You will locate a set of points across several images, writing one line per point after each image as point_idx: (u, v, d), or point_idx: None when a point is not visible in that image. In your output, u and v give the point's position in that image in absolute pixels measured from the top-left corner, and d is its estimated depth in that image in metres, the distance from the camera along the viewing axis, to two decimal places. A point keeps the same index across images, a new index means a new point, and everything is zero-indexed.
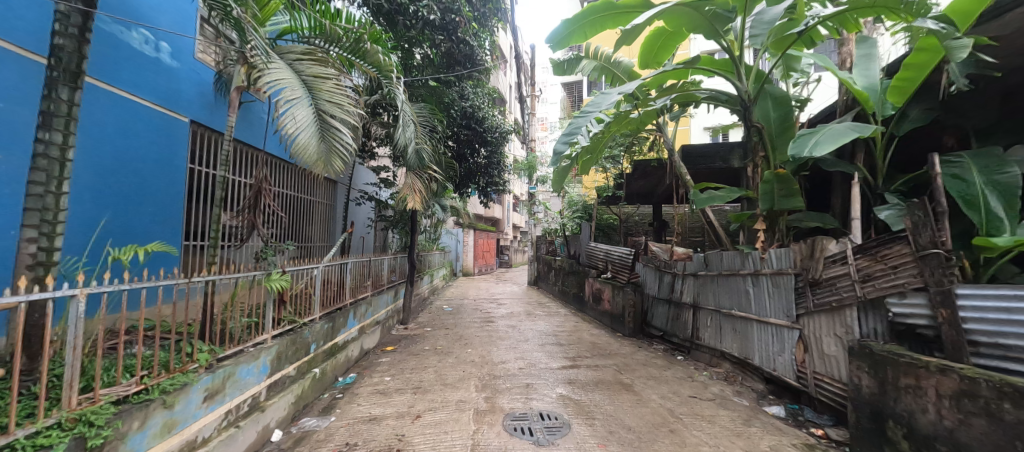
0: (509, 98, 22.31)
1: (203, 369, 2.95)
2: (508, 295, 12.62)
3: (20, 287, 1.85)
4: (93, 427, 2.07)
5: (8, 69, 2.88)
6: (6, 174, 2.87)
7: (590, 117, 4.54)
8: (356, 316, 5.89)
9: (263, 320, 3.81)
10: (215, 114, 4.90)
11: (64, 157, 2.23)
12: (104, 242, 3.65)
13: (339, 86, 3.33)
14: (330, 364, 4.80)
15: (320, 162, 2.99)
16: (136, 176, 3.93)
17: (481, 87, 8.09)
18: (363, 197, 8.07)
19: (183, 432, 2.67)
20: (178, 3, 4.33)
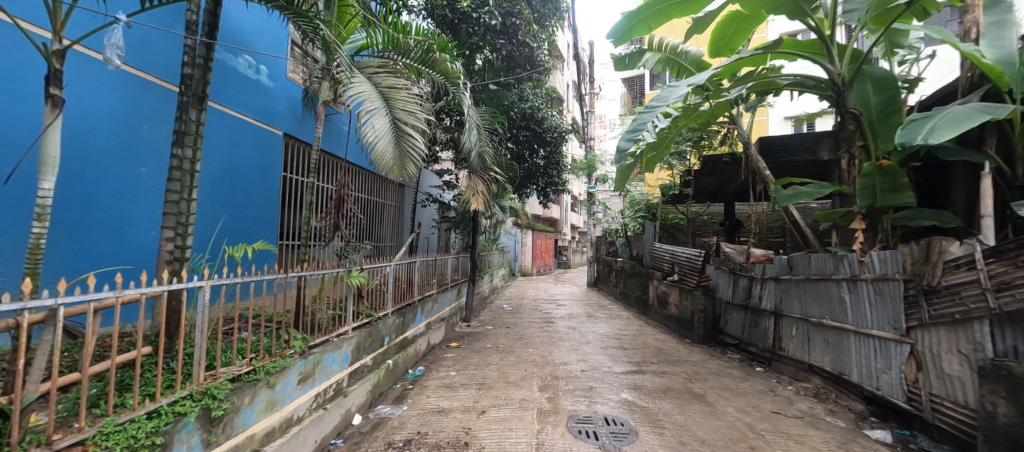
0: (568, 96, 22.11)
1: (297, 355, 3.31)
2: (567, 296, 12.53)
3: (163, 278, 2.22)
4: (216, 400, 2.42)
5: (150, 97, 3.44)
6: (148, 184, 3.42)
7: (657, 112, 4.33)
8: (423, 312, 6.21)
9: (344, 313, 4.15)
10: (303, 127, 5.44)
11: (193, 169, 2.62)
12: (221, 241, 4.22)
13: (411, 95, 3.54)
14: (400, 357, 5.11)
15: (395, 167, 3.22)
16: (244, 184, 4.48)
17: (541, 88, 8.11)
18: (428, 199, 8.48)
19: (282, 410, 3.02)
20: (274, 30, 4.90)
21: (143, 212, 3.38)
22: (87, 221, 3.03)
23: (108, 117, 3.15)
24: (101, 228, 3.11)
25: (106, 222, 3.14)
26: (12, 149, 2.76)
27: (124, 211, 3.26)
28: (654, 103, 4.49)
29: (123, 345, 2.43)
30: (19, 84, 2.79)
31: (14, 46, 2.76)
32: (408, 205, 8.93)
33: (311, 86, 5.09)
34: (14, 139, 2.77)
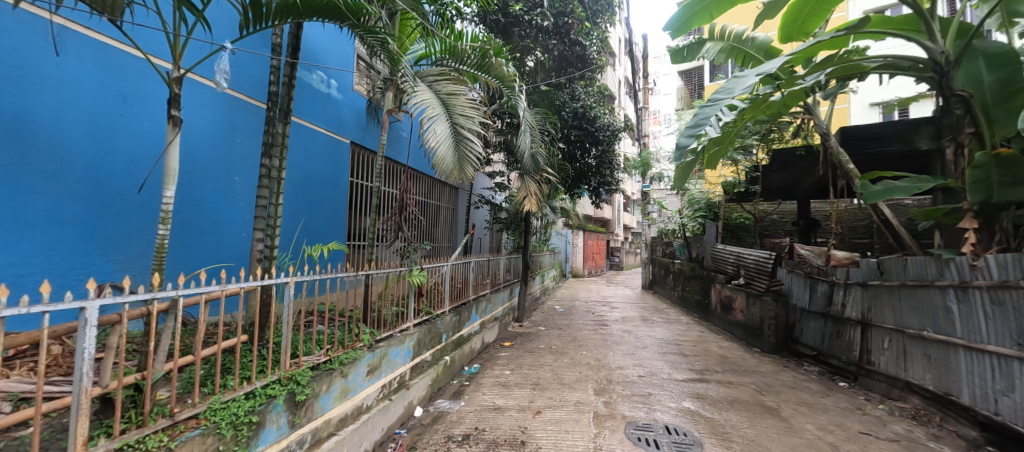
0: (620, 93, 21.45)
1: (366, 348, 3.55)
2: (621, 298, 12.22)
3: (257, 275, 2.50)
4: (299, 386, 2.69)
5: (243, 113, 3.87)
6: (241, 191, 3.85)
7: (722, 105, 4.10)
8: (478, 311, 6.37)
9: (406, 310, 4.37)
10: (367, 134, 5.81)
11: (279, 177, 2.90)
12: (301, 242, 4.64)
13: (469, 101, 3.66)
14: (457, 354, 5.28)
15: (456, 171, 3.35)
16: (318, 189, 4.88)
17: (593, 87, 7.95)
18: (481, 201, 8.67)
19: (354, 398, 3.26)
20: (342, 46, 5.29)
21: (237, 216, 3.81)
22: (196, 223, 3.46)
23: (211, 133, 3.58)
24: (206, 230, 3.54)
25: (210, 225, 3.57)
26: (139, 163, 3.22)
27: (223, 214, 3.68)
28: (718, 96, 4.29)
29: (226, 333, 2.76)
30: (147, 107, 3.27)
31: (139, 74, 3.22)
32: (462, 207, 9.17)
33: (373, 97, 5.31)
34: (141, 154, 3.23)
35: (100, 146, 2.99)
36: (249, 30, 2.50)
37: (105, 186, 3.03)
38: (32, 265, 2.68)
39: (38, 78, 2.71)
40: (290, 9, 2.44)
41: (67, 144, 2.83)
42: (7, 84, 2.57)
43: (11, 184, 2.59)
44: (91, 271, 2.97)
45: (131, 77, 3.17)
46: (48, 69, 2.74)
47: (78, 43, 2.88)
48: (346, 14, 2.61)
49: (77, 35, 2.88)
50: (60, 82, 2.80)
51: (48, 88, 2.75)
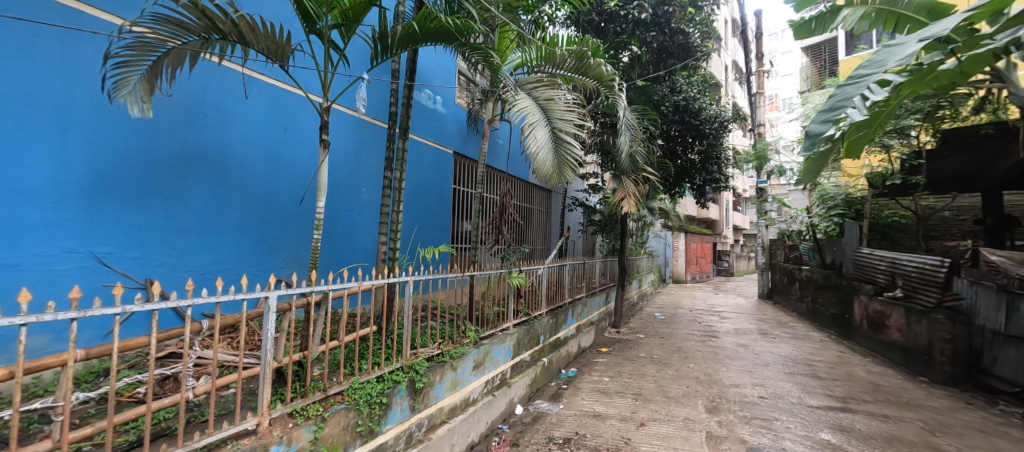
0: (727, 80, 19.48)
1: (472, 344, 3.79)
2: (731, 308, 11.13)
3: (383, 273, 2.85)
4: (418, 374, 2.99)
5: (370, 132, 4.44)
6: (368, 201, 4.41)
7: (870, 81, 3.38)
8: (574, 315, 6.36)
9: (507, 310, 4.54)
10: (467, 144, 6.20)
11: (398, 187, 3.26)
12: (415, 244, 5.15)
13: (568, 105, 3.70)
14: (554, 357, 5.33)
15: (555, 175, 3.39)
16: (427, 196, 5.37)
17: (697, 76, 7.39)
18: (574, 203, 8.61)
19: (462, 391, 3.51)
20: (446, 64, 5.72)
21: (365, 223, 4.37)
22: (336, 229, 4.06)
23: (346, 151, 4.18)
24: (344, 235, 4.15)
25: (346, 230, 4.16)
26: (295, 180, 3.91)
27: (355, 221, 4.26)
28: (865, 71, 3.65)
29: (359, 324, 3.20)
30: (299, 133, 3.95)
31: (295, 107, 3.91)
32: (556, 210, 9.23)
33: (472, 109, 5.64)
34: (297, 172, 3.93)
35: (271, 167, 3.71)
36: (377, 61, 2.88)
37: (274, 200, 3.74)
38: (229, 263, 3.42)
39: (230, 116, 3.43)
40: (409, 37, 2.74)
41: (249, 167, 3.55)
42: (213, 123, 3.31)
43: (216, 200, 3.34)
44: (266, 269, 3.68)
45: (289, 110, 3.87)
46: (236, 108, 3.46)
47: (256, 87, 3.60)
48: (455, 34, 2.82)
49: (255, 80, 3.60)
50: (244, 118, 3.52)
51: (237, 123, 3.48)
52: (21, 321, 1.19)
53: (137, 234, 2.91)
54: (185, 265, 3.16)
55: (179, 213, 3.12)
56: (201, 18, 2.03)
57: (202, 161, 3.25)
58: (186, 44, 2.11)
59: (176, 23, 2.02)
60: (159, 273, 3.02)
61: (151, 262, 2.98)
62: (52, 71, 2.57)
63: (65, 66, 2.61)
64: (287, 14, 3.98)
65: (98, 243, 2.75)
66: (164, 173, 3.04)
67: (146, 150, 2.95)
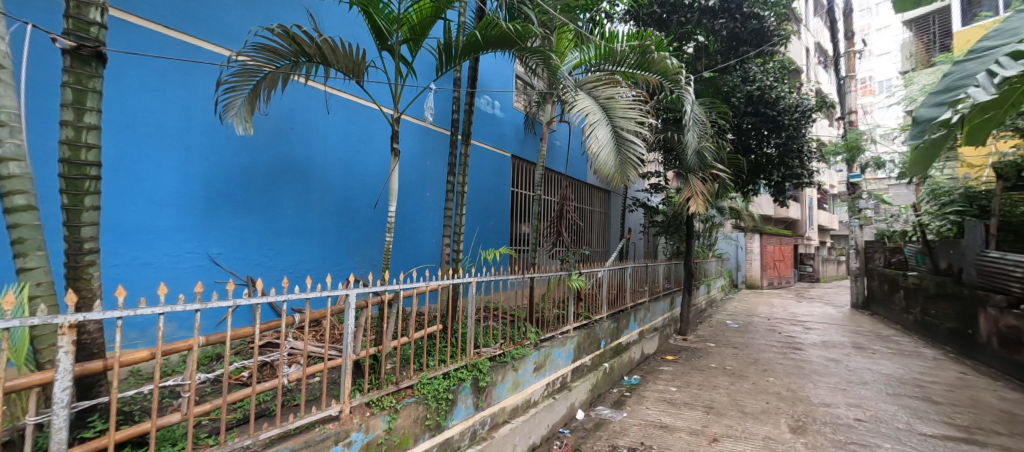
0: (810, 64, 17.75)
1: (532, 346, 3.81)
2: (816, 317, 10.12)
3: (448, 273, 2.96)
4: (481, 373, 3.07)
5: (433, 139, 4.65)
6: (432, 205, 4.62)
7: (1002, 52, 2.34)
8: (636, 320, 6.16)
9: (567, 313, 4.50)
10: (524, 146, 6.26)
11: (461, 191, 3.38)
12: (476, 246, 5.31)
13: (630, 102, 3.58)
14: (616, 363, 5.21)
15: (618, 175, 3.29)
16: (486, 200, 5.50)
17: (773, 64, 6.86)
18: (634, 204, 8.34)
19: (523, 392, 3.55)
20: (503, 69, 5.83)
21: (430, 226, 4.59)
22: (403, 232, 4.30)
23: (413, 158, 4.41)
24: (412, 238, 4.39)
25: (412, 232, 4.40)
26: (368, 187, 4.22)
27: (421, 224, 4.49)
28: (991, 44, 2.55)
29: (426, 322, 3.36)
30: (372, 142, 4.26)
31: (368, 119, 4.21)
32: (615, 212, 9.03)
33: (530, 111, 5.70)
34: (369, 179, 4.23)
35: (348, 176, 4.03)
36: (442, 71, 3.02)
37: (351, 205, 4.06)
38: (314, 263, 3.78)
39: (315, 130, 3.79)
40: (472, 45, 2.84)
41: (330, 176, 3.89)
42: (300, 137, 3.67)
43: (303, 206, 3.69)
44: (344, 269, 4.01)
45: (363, 122, 4.18)
46: (319, 123, 3.81)
47: (334, 102, 3.93)
48: (515, 39, 2.86)
49: (333, 96, 3.93)
50: (326, 131, 3.87)
51: (320, 136, 3.83)
52: (160, 310, 1.39)
53: (241, 237, 3.31)
54: (278, 265, 3.53)
55: (273, 218, 3.50)
56: (291, 44, 2.27)
57: (291, 171, 3.61)
58: (279, 68, 2.39)
59: (271, 49, 2.29)
60: (258, 271, 3.40)
61: (251, 262, 3.37)
62: (176, 97, 2.98)
63: (185, 93, 3.03)
64: (361, 34, 4.30)
65: (212, 245, 3.15)
66: (261, 182, 3.42)
67: (247, 163, 3.34)
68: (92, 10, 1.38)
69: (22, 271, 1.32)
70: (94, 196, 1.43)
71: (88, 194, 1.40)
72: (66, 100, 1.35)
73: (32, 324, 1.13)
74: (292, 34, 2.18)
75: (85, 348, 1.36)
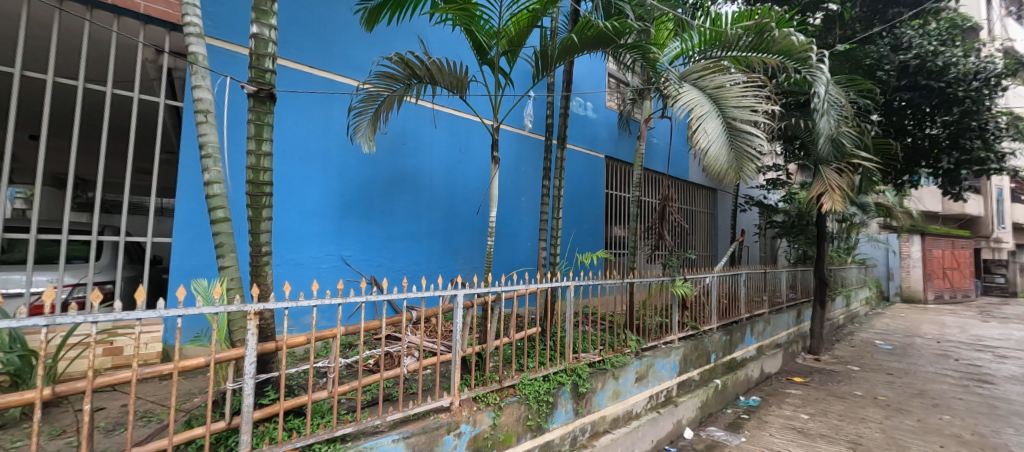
0: (993, 19, 14.16)
1: (633, 354, 3.66)
2: (1012, 343, 7.97)
3: (546, 277, 3.00)
4: (580, 379, 3.05)
5: (528, 146, 4.78)
6: (528, 209, 4.74)
7: None
8: (754, 333, 5.53)
9: (671, 322, 4.23)
10: (619, 146, 6.07)
11: (557, 194, 3.41)
12: (572, 250, 5.33)
13: (746, 89, 3.12)
14: (730, 380, 4.73)
15: (731, 172, 2.85)
16: (580, 205, 5.46)
17: (939, 23, 5.59)
18: (748, 203, 7.55)
19: (624, 402, 3.43)
20: (596, 69, 5.75)
21: (525, 230, 4.71)
22: (502, 236, 4.49)
23: (509, 165, 4.60)
24: (509, 241, 4.56)
25: (510, 236, 4.57)
26: (470, 194, 4.50)
27: (518, 228, 4.64)
28: None
29: (525, 324, 3.45)
30: (473, 152, 4.53)
31: (469, 130, 4.49)
32: (724, 212, 8.26)
33: (625, 110, 5.54)
34: (470, 186, 4.50)
35: (452, 184, 4.34)
36: (539, 78, 3.09)
37: (455, 211, 4.37)
38: (424, 265, 4.14)
39: (424, 144, 4.15)
40: (569, 48, 2.87)
41: (436, 185, 4.23)
42: (411, 151, 4.06)
43: (414, 213, 4.07)
44: (448, 270, 4.32)
45: (464, 133, 4.46)
46: (427, 137, 4.18)
47: (440, 117, 4.28)
48: (613, 37, 2.81)
49: (439, 112, 4.28)
50: (433, 144, 4.22)
51: (428, 150, 4.18)
52: (315, 303, 1.67)
53: (366, 242, 3.77)
54: (395, 266, 3.95)
55: (390, 225, 3.92)
56: (405, 69, 2.55)
57: (404, 182, 4.02)
58: (395, 91, 2.69)
59: (389, 76, 2.60)
60: (379, 271, 3.84)
61: (374, 263, 3.81)
62: (317, 123, 3.51)
63: (323, 119, 3.55)
64: (463, 52, 4.61)
65: (344, 248, 3.64)
66: (380, 193, 3.86)
67: (369, 177, 3.79)
68: (267, 60, 1.72)
69: (222, 268, 1.67)
70: (269, 209, 1.76)
71: (266, 207, 1.74)
72: (250, 134, 1.70)
73: (231, 310, 1.47)
74: (406, 60, 2.44)
75: (263, 332, 1.69)
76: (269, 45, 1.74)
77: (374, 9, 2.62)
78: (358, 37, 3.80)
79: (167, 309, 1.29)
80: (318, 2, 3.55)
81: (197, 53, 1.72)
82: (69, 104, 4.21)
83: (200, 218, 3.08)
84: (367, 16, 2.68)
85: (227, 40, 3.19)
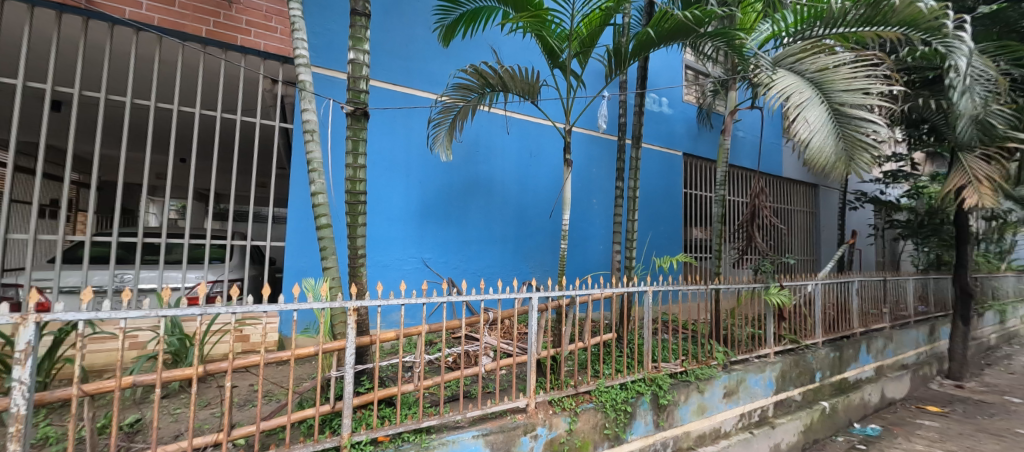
0: None
1: (721, 367, 3.40)
2: None
3: (621, 282, 2.91)
4: (661, 390, 2.91)
5: (600, 146, 4.70)
6: (601, 212, 4.66)
7: None
8: (871, 351, 4.83)
9: (765, 333, 3.86)
10: (699, 142, 5.71)
11: (632, 196, 3.31)
12: (649, 253, 5.14)
13: (856, 70, 2.73)
14: (842, 404, 4.17)
15: (840, 164, 2.50)
16: (656, 206, 5.23)
17: None
18: (861, 200, 6.63)
19: (711, 418, 3.21)
20: (671, 62, 5.48)
21: (598, 232, 4.63)
22: (574, 239, 4.47)
23: (581, 166, 4.57)
24: (581, 243, 4.52)
25: (582, 239, 4.53)
26: (542, 198, 4.54)
27: (591, 231, 4.58)
28: None
29: (602, 330, 3.38)
30: (544, 156, 4.57)
31: (540, 134, 4.54)
32: (828, 211, 7.35)
33: (705, 103, 5.20)
34: (541, 190, 4.53)
35: (523, 189, 4.42)
36: (612, 77, 3.03)
37: (526, 215, 4.43)
38: (498, 268, 4.25)
39: (496, 150, 4.29)
40: (645, 43, 2.78)
41: (508, 190, 4.33)
42: (484, 158, 4.21)
43: (488, 217, 4.21)
44: (520, 274, 4.39)
45: (535, 137, 4.52)
46: (500, 143, 4.30)
47: (513, 123, 4.38)
48: (692, 26, 2.67)
49: (512, 118, 4.39)
50: (505, 150, 4.33)
51: (500, 156, 4.30)
52: (402, 302, 1.81)
53: (444, 246, 3.97)
54: (470, 268, 4.10)
55: (465, 229, 4.09)
56: (479, 79, 2.67)
57: (478, 188, 4.17)
58: (469, 101, 2.83)
59: (465, 87, 2.74)
60: (456, 273, 4.02)
61: (451, 265, 4.00)
62: (401, 136, 3.80)
63: (406, 132, 3.82)
64: (534, 57, 4.67)
65: (425, 252, 3.88)
66: (456, 198, 4.05)
67: (446, 184, 3.99)
68: (361, 82, 1.92)
69: (326, 269, 1.88)
70: (364, 216, 1.95)
71: (362, 213, 1.93)
72: (349, 148, 1.90)
73: (334, 306, 1.65)
74: (480, 71, 2.56)
75: (360, 326, 1.88)
76: (364, 68, 1.93)
77: (450, 25, 2.77)
78: (436, 52, 4.04)
79: (286, 303, 1.49)
80: (401, 24, 3.85)
81: (305, 81, 1.97)
82: (208, 131, 5.03)
83: (307, 225, 3.49)
84: (443, 32, 2.84)
85: (327, 67, 3.58)
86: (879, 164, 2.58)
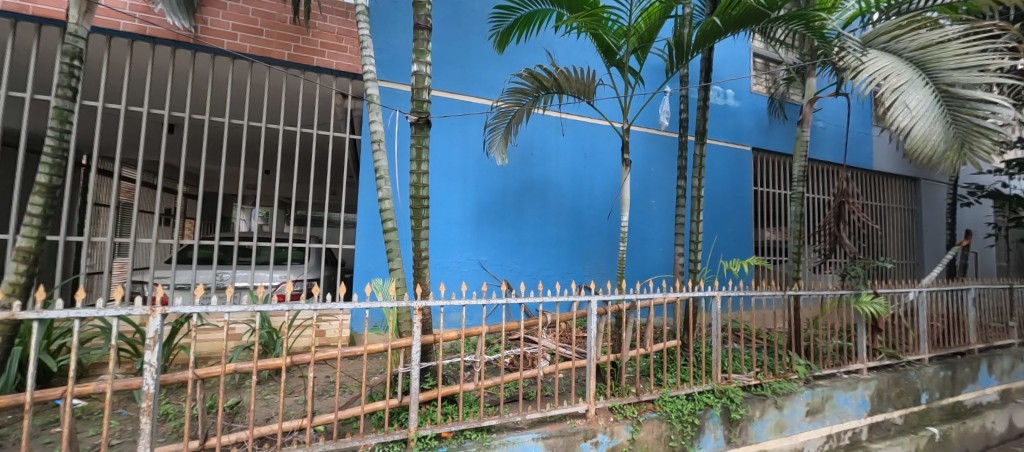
0: None
1: (803, 382, 3.11)
2: None
3: (685, 286, 2.78)
4: (733, 403, 2.72)
5: (659, 144, 4.53)
6: (661, 212, 4.48)
7: None
8: (993, 372, 4.14)
9: (856, 346, 3.48)
10: (771, 136, 5.30)
11: (696, 196, 3.14)
12: (716, 256, 4.86)
13: (969, 45, 2.39)
14: (957, 432, 3.62)
15: (950, 153, 2.20)
16: (722, 206, 4.93)
17: None
18: (976, 194, 5.74)
19: (792, 437, 2.95)
20: (738, 51, 5.15)
21: (658, 234, 4.45)
22: (633, 241, 4.35)
23: (638, 165, 4.43)
24: (641, 246, 4.38)
25: (642, 242, 4.38)
26: (599, 200, 4.46)
27: (651, 233, 4.42)
28: None
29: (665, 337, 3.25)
30: (601, 156, 4.49)
31: (596, 134, 4.47)
32: (932, 208, 6.47)
33: (777, 93, 4.83)
34: (598, 191, 4.45)
35: (579, 190, 4.38)
36: (673, 71, 2.92)
37: (583, 216, 4.38)
38: (555, 270, 4.24)
39: (552, 152, 4.29)
40: (709, 34, 2.64)
41: (563, 191, 4.31)
42: (539, 161, 4.23)
43: (544, 220, 4.22)
44: (577, 277, 4.34)
45: (591, 138, 4.46)
46: (556, 145, 4.30)
47: (568, 124, 4.36)
48: (764, 11, 2.50)
49: (567, 120, 4.36)
50: (560, 152, 4.32)
51: (555, 158, 4.30)
52: (463, 303, 1.87)
53: (500, 248, 4.04)
54: (527, 271, 4.13)
55: (521, 231, 4.13)
56: (534, 82, 2.70)
57: (534, 190, 4.20)
58: (524, 105, 2.85)
59: (520, 91, 2.79)
60: (512, 276, 4.07)
61: (508, 268, 4.06)
62: (458, 142, 3.93)
63: (463, 138, 3.95)
64: (589, 57, 4.62)
65: (482, 254, 3.97)
66: (512, 201, 4.11)
67: (502, 188, 4.07)
68: (423, 92, 2.02)
69: (392, 270, 2.00)
70: (427, 220, 2.04)
71: (424, 217, 2.02)
72: (413, 156, 2.01)
73: (402, 306, 1.75)
74: (535, 74, 2.59)
75: (423, 325, 1.97)
76: (426, 79, 2.04)
77: (505, 31, 2.82)
78: (491, 59, 4.13)
79: (359, 301, 1.61)
80: (458, 34, 4.00)
81: (373, 94, 2.11)
82: (289, 145, 5.55)
83: (374, 229, 3.73)
84: (499, 38, 2.89)
85: (392, 80, 3.80)
86: (1001, 151, 2.24)
